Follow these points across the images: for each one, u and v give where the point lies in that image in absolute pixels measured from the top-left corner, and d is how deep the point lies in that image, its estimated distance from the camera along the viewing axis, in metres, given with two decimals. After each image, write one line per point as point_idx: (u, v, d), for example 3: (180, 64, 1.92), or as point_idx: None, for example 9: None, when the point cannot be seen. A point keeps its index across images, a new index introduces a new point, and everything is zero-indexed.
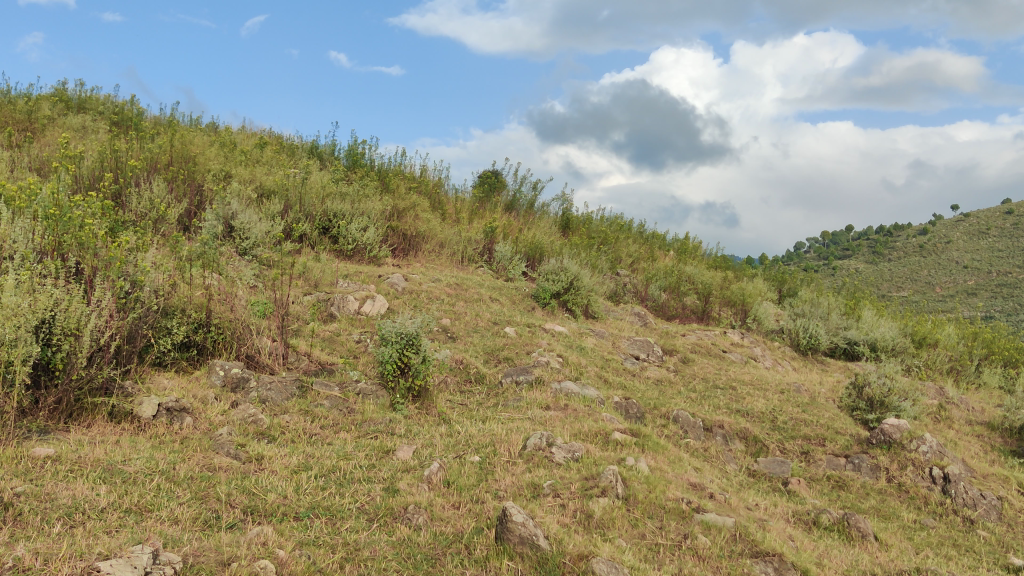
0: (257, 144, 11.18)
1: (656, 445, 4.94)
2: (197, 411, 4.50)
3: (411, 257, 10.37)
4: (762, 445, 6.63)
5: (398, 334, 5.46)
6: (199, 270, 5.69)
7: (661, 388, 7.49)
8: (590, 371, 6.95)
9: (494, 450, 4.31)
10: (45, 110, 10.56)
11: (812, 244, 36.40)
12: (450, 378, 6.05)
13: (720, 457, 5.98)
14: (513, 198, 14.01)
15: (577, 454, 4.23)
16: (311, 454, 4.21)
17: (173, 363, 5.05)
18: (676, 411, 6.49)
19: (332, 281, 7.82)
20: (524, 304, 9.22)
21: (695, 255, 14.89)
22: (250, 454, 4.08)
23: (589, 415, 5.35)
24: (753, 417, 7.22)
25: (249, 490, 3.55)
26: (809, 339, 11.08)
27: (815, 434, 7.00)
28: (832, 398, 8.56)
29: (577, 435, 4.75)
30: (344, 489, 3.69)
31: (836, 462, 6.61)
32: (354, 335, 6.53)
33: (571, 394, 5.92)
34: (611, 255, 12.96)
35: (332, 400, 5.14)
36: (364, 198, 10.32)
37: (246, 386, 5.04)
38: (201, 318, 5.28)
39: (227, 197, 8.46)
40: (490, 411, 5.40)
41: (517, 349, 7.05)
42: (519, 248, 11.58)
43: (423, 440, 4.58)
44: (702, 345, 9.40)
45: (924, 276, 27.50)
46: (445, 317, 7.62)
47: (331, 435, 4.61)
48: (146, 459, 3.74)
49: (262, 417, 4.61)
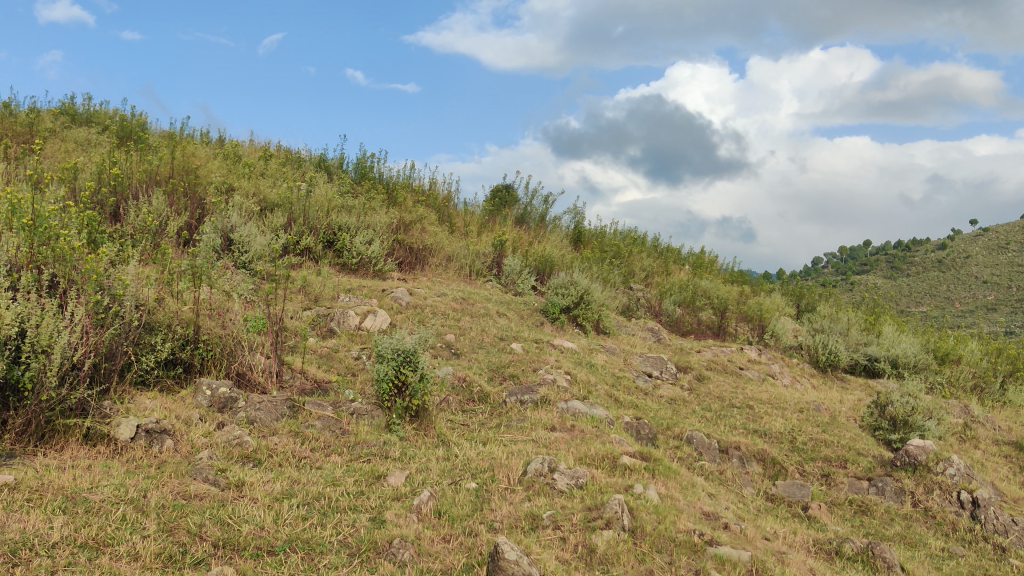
0: (262, 156, 10.99)
1: (667, 470, 4.63)
2: (179, 433, 4.24)
3: (418, 271, 10.11)
4: (781, 467, 6.31)
5: (395, 350, 5.15)
6: (189, 284, 5.47)
7: (674, 407, 7.18)
8: (599, 389, 6.65)
9: (492, 476, 4.03)
10: (48, 123, 10.41)
11: (829, 259, 35.98)
12: (452, 397, 5.78)
13: (735, 480, 5.70)
14: (524, 211, 13.76)
15: (580, 480, 3.93)
16: (297, 480, 3.94)
17: (158, 382, 4.81)
18: (691, 432, 6.20)
19: (333, 295, 7.57)
20: (532, 319, 8.95)
21: (711, 269, 14.59)
22: (231, 479, 3.81)
23: (597, 437, 5.06)
24: (770, 437, 6.91)
25: (223, 520, 3.29)
26: (829, 355, 10.79)
27: (836, 456, 6.68)
28: (853, 417, 8.23)
29: (583, 458, 4.46)
30: (328, 519, 3.42)
31: (858, 485, 6.28)
32: (352, 352, 6.27)
33: (578, 414, 5.62)
34: (625, 270, 12.66)
35: (324, 421, 4.87)
36: (370, 212, 10.10)
37: (235, 406, 4.78)
38: (187, 335, 5.03)
39: (227, 210, 8.24)
40: (492, 433, 5.12)
41: (523, 366, 6.76)
42: (528, 262, 11.32)
43: (418, 464, 4.30)
44: (718, 361, 9.09)
45: (943, 291, 27.07)
46: (449, 332, 7.35)
47: (321, 458, 4.34)
48: (116, 485, 3.48)
49: (249, 439, 4.34)
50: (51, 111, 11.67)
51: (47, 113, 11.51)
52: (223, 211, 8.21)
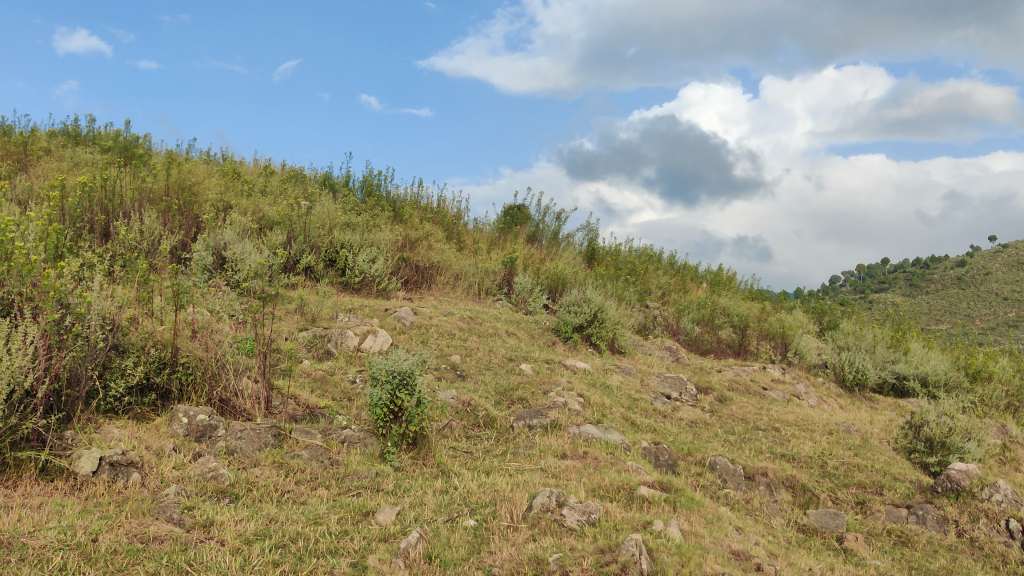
0: (263, 173, 10.64)
1: (691, 502, 4.16)
2: (148, 465, 3.82)
3: (424, 290, 9.71)
4: (812, 495, 5.84)
5: (389, 372, 4.63)
6: (171, 305, 5.07)
7: (695, 430, 6.71)
8: (615, 413, 6.19)
9: (494, 512, 3.59)
10: (44, 144, 10.11)
11: (847, 277, 35.43)
12: (456, 422, 5.34)
13: (763, 510, 5.24)
14: (536, 229, 13.36)
15: (592, 516, 3.48)
16: (275, 518, 3.51)
17: (129, 410, 4.42)
18: (714, 458, 5.75)
19: (331, 314, 7.17)
20: (543, 339, 8.52)
21: (730, 286, 14.13)
22: (198, 518, 3.37)
23: (612, 465, 4.61)
24: (799, 462, 6.44)
25: (180, 568, 2.86)
26: (856, 374, 10.30)
27: (871, 482, 6.20)
28: (886, 439, 7.74)
29: (596, 490, 4.00)
30: (302, 565, 2.99)
31: (897, 513, 5.78)
32: (349, 375, 5.85)
33: (591, 440, 5.16)
34: (640, 287, 12.21)
35: (312, 450, 4.45)
36: (374, 230, 9.72)
37: (214, 434, 4.36)
38: (163, 358, 4.63)
39: (221, 228, 7.87)
40: (497, 461, 4.68)
41: (533, 388, 6.31)
42: (540, 280, 10.90)
43: (412, 499, 3.86)
44: (740, 381, 8.61)
45: (964, 308, 26.47)
46: (455, 353, 6.92)
47: (306, 492, 3.92)
48: (62, 528, 3.06)
49: (225, 471, 3.91)
50: (49, 132, 11.40)
51: (45, 135, 11.24)
52: (217, 229, 7.85)
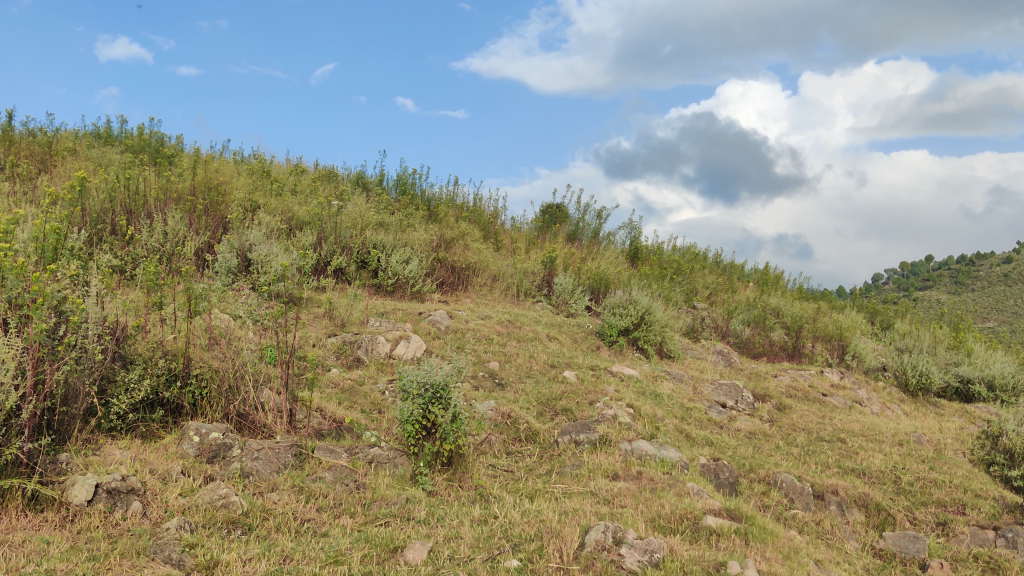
0: (292, 172, 10.26)
1: (764, 533, 3.65)
2: (151, 492, 3.40)
3: (461, 292, 9.23)
4: (887, 514, 5.28)
5: (421, 385, 4.16)
6: (185, 310, 4.64)
7: (755, 443, 6.18)
8: (667, 425, 5.69)
9: (540, 549, 3.13)
10: (69, 145, 9.81)
11: (891, 276, 34.43)
12: (495, 437, 4.90)
13: (836, 533, 4.71)
14: (575, 228, 12.85)
15: (655, 556, 3.01)
16: (289, 556, 3.07)
17: (135, 428, 4.01)
18: (780, 475, 5.21)
19: (362, 319, 6.73)
20: (586, 343, 8.03)
21: (779, 284, 13.53)
22: (201, 559, 2.92)
23: (670, 487, 4.12)
24: (870, 477, 5.89)
25: None
26: (920, 378, 9.66)
27: (952, 500, 5.61)
28: (960, 450, 7.14)
29: (656, 521, 3.52)
30: None
31: (984, 536, 5.16)
32: (379, 385, 5.41)
33: (645, 457, 4.66)
34: (687, 287, 11.67)
35: (336, 472, 4.00)
36: (407, 229, 9.29)
37: (229, 455, 3.93)
38: (174, 369, 4.20)
39: (246, 229, 7.47)
40: (541, 483, 4.21)
41: (579, 399, 5.81)
42: (581, 280, 10.39)
43: (447, 531, 3.39)
44: (798, 387, 8.05)
45: (1012, 305, 25.51)
46: (495, 360, 6.46)
47: (328, 521, 3.48)
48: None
49: (238, 498, 3.46)
50: (77, 133, 11.13)
51: (71, 135, 10.96)
52: (242, 230, 7.46)
